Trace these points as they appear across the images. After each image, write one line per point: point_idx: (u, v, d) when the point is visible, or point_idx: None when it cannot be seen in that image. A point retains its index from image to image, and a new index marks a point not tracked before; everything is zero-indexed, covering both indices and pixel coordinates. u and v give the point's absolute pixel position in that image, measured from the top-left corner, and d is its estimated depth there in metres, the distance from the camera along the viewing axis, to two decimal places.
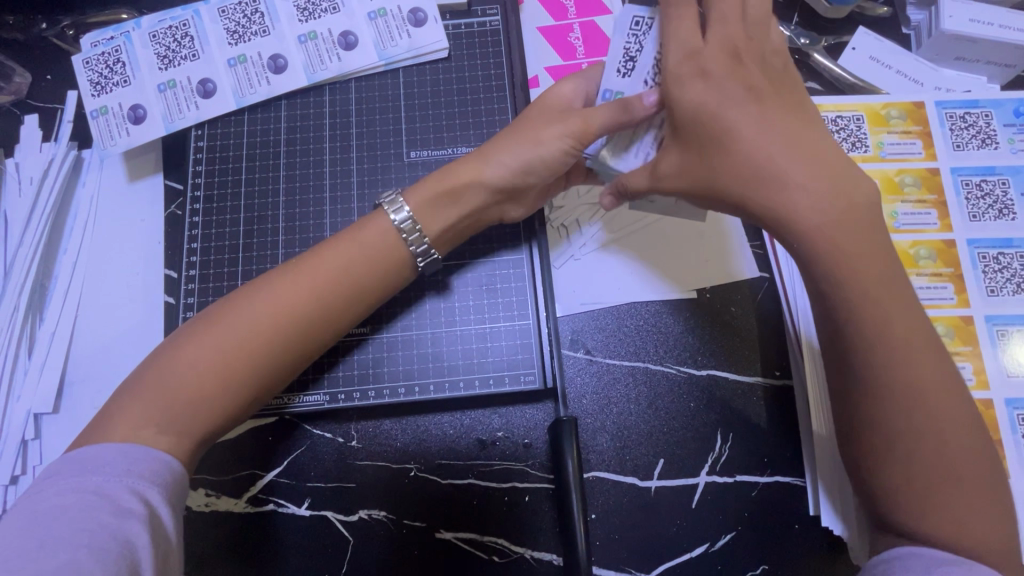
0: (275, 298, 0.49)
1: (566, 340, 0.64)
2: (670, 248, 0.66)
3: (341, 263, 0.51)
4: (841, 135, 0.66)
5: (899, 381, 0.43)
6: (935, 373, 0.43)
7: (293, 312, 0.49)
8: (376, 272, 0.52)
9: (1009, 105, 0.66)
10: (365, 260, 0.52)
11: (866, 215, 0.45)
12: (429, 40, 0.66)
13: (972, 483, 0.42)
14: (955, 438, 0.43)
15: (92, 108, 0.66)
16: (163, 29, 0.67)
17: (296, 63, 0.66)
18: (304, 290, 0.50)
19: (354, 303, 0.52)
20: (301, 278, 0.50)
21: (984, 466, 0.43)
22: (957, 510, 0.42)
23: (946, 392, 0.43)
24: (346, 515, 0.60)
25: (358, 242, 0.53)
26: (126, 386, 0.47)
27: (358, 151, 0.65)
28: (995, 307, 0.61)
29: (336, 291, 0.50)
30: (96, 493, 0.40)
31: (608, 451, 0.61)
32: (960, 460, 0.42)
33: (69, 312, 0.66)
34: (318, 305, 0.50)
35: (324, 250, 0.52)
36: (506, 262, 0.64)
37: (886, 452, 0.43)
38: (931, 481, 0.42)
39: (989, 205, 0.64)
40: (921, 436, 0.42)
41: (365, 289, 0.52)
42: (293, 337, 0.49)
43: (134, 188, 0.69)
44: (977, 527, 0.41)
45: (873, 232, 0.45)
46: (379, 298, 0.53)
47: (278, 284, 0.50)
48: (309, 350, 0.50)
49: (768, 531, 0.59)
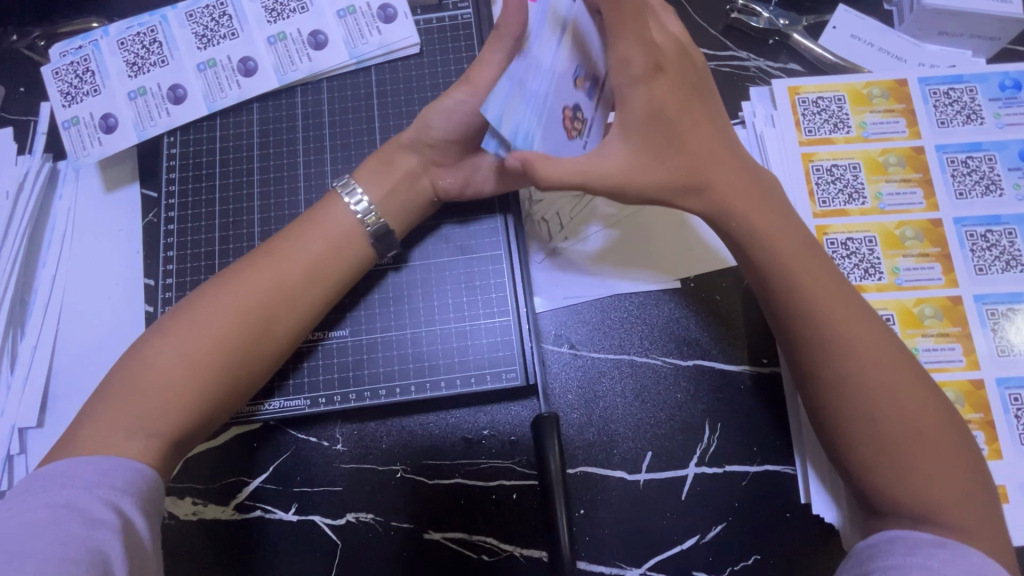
0: (240, 289, 0.50)
1: (550, 335, 0.64)
2: (649, 252, 0.65)
3: (297, 252, 0.52)
4: (823, 116, 0.65)
5: (851, 374, 0.47)
6: (879, 362, 0.47)
7: (252, 302, 0.50)
8: (337, 256, 0.53)
9: (994, 78, 0.65)
10: (323, 248, 0.53)
11: (798, 230, 0.52)
12: (400, 36, 0.65)
13: (938, 464, 0.45)
14: (908, 406, 0.46)
15: (64, 119, 0.65)
16: (131, 36, 0.66)
17: (266, 65, 0.65)
18: (261, 281, 0.50)
19: (318, 288, 0.53)
20: (262, 268, 0.51)
21: (942, 429, 0.46)
22: (926, 476, 0.45)
23: (897, 378, 0.47)
24: (333, 519, 0.60)
25: (317, 229, 0.54)
26: (97, 395, 0.46)
27: (333, 152, 0.65)
28: (985, 287, 0.60)
29: (299, 277, 0.52)
30: (67, 506, 0.40)
31: (595, 446, 0.61)
32: (922, 442, 0.45)
33: (50, 324, 0.65)
34: (283, 293, 0.51)
35: (283, 240, 0.53)
36: (484, 258, 0.63)
37: (841, 432, 0.47)
38: (896, 453, 0.45)
39: (976, 181, 0.63)
40: (877, 425, 0.46)
41: (326, 274, 0.53)
42: (261, 325, 0.50)
43: (111, 199, 0.69)
44: (948, 490, 0.44)
45: (806, 243, 0.51)
46: (343, 282, 0.54)
47: (240, 276, 0.51)
48: (279, 340, 0.51)
49: (759, 520, 0.59)
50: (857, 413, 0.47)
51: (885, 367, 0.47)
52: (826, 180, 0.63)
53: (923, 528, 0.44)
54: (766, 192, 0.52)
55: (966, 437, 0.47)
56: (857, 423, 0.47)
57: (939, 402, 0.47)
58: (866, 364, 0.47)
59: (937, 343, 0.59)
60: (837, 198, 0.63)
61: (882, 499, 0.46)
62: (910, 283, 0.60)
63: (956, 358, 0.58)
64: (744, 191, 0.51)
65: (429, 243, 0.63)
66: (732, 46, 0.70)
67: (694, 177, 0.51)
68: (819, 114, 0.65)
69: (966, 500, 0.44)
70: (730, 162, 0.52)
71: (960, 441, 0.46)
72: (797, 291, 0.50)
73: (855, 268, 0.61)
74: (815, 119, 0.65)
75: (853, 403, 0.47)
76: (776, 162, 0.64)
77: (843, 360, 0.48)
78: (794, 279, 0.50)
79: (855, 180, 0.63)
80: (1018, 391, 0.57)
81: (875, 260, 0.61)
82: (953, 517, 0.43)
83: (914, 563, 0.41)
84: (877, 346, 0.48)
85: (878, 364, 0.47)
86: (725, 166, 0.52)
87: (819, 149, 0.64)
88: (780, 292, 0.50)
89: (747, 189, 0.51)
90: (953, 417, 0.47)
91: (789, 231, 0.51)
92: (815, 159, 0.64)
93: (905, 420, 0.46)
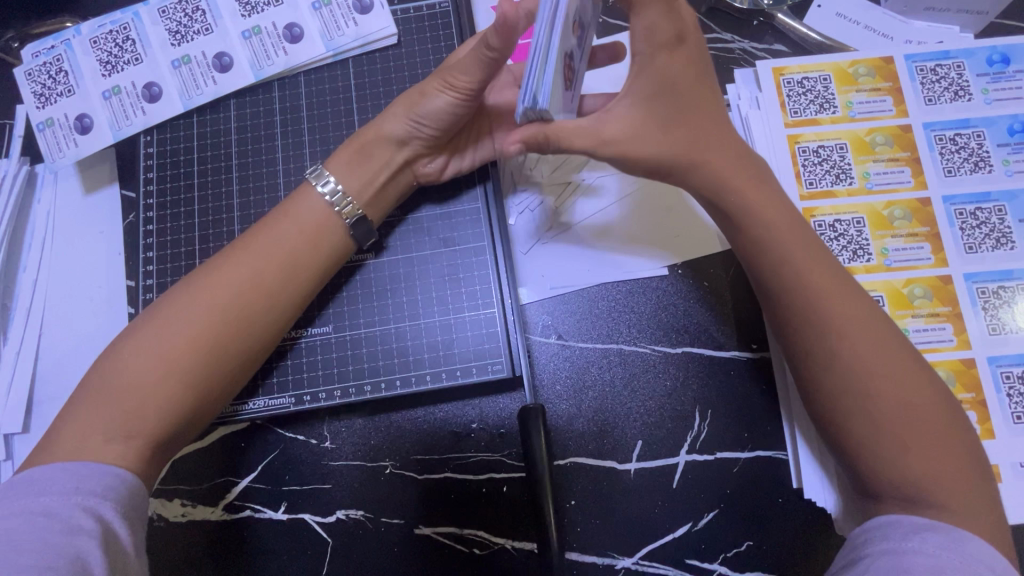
0: (218, 283, 0.49)
1: (538, 327, 0.63)
2: (647, 227, 0.65)
3: (274, 244, 0.52)
4: (809, 97, 0.64)
5: (841, 353, 0.47)
6: (869, 339, 0.47)
7: (229, 296, 0.49)
8: (315, 249, 0.53)
9: (982, 53, 0.64)
10: (301, 240, 0.52)
11: (785, 212, 0.51)
12: (376, 26, 0.64)
13: (933, 439, 0.44)
14: (900, 383, 0.46)
15: (38, 120, 0.64)
16: (103, 35, 0.65)
17: (241, 60, 0.64)
18: (239, 274, 0.50)
19: (298, 282, 0.52)
20: (241, 264, 0.50)
21: (934, 404, 0.45)
22: (919, 456, 0.44)
23: (890, 355, 0.46)
24: (323, 516, 0.59)
25: (294, 221, 0.53)
26: (75, 399, 0.46)
27: (312, 147, 0.64)
28: (975, 265, 0.59)
29: (277, 271, 0.51)
30: (44, 513, 0.39)
31: (585, 436, 0.60)
32: (914, 418, 0.45)
33: (33, 329, 0.65)
34: (261, 286, 0.50)
35: (261, 234, 0.52)
36: (467, 249, 0.62)
37: (834, 412, 0.47)
38: (888, 433, 0.45)
39: (965, 159, 0.62)
40: (869, 403, 0.45)
41: (305, 265, 0.52)
42: (240, 320, 0.49)
43: (91, 201, 0.68)
44: (941, 471, 0.44)
45: (793, 222, 0.51)
46: (322, 274, 0.54)
47: (218, 270, 0.50)
48: (261, 333, 0.50)
49: (752, 506, 0.58)
50: (849, 393, 0.46)
51: (875, 345, 0.47)
52: (813, 162, 0.62)
53: (918, 511, 0.43)
54: (751, 174, 0.51)
55: (959, 411, 0.47)
56: (849, 403, 0.46)
57: (932, 378, 0.47)
58: (858, 343, 0.47)
59: (927, 323, 0.58)
60: (825, 179, 0.62)
61: (875, 480, 0.45)
62: (899, 264, 0.60)
63: (947, 338, 0.58)
64: (728, 174, 0.51)
65: (412, 236, 0.62)
66: (716, 29, 0.68)
67: (680, 160, 0.50)
68: (804, 94, 0.64)
69: (959, 479, 0.43)
70: (715, 144, 0.51)
71: (952, 414, 0.46)
72: (786, 271, 0.49)
73: (843, 250, 0.60)
74: (801, 99, 0.64)
75: (846, 382, 0.46)
76: (761, 145, 0.63)
77: (834, 340, 0.47)
78: (783, 258, 0.49)
79: (842, 160, 0.62)
80: (1010, 369, 0.57)
81: (863, 242, 0.60)
82: (946, 497, 0.43)
83: (909, 548, 0.41)
84: (867, 324, 0.47)
85: (869, 343, 0.47)
86: (709, 149, 0.51)
87: (805, 130, 0.63)
88: (767, 272, 0.50)
89: (731, 172, 0.51)
90: (944, 389, 0.47)
91: (776, 214, 0.50)
92: (801, 141, 0.63)
93: (898, 399, 0.45)
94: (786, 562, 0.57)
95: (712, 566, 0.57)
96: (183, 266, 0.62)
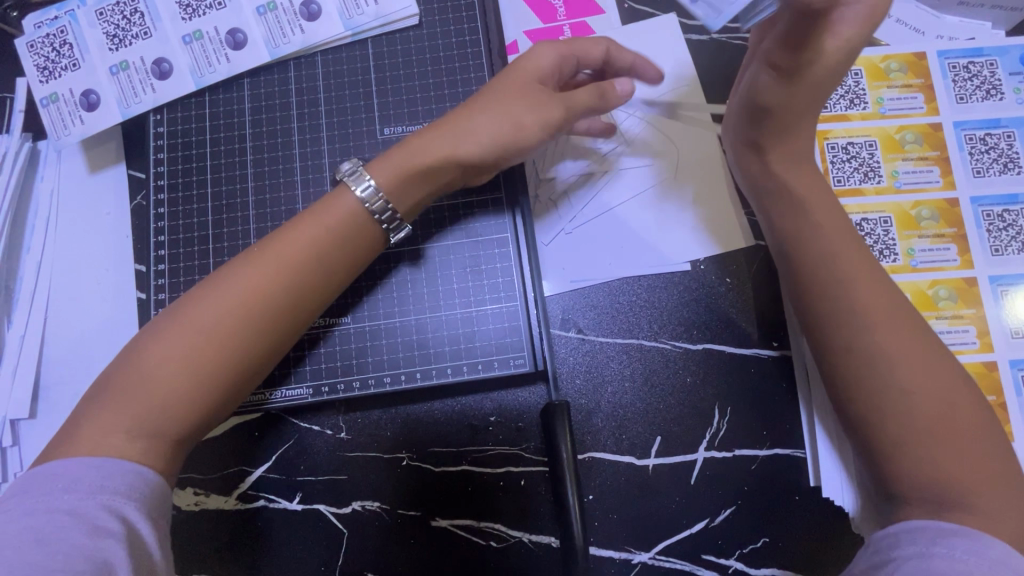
0: (245, 278, 0.47)
1: (557, 319, 0.62)
2: (662, 183, 0.65)
3: (304, 241, 0.49)
4: (839, 91, 0.63)
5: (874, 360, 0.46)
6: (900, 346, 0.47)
7: (257, 292, 0.47)
8: (345, 249, 0.51)
9: (1015, 51, 0.63)
10: (331, 237, 0.50)
11: None
12: (398, 5, 0.62)
13: (967, 445, 0.44)
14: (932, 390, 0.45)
15: (42, 95, 0.62)
16: (109, 6, 0.62)
17: (255, 37, 0.62)
18: (267, 271, 0.48)
19: (326, 281, 0.50)
20: (269, 258, 0.48)
21: (966, 410, 0.45)
22: (955, 461, 0.43)
23: (923, 363, 0.46)
24: (339, 507, 0.59)
25: (325, 219, 0.51)
26: (95, 393, 0.45)
27: (329, 129, 0.61)
28: (1000, 267, 0.59)
29: (307, 273, 0.49)
30: (69, 513, 0.38)
31: (605, 432, 0.60)
32: (947, 423, 0.44)
33: (38, 312, 0.63)
34: (289, 283, 0.48)
35: (292, 228, 0.50)
36: (490, 241, 0.61)
37: (866, 418, 0.46)
38: (925, 438, 0.44)
39: (994, 159, 0.61)
40: (902, 410, 0.45)
41: (332, 263, 0.50)
42: (267, 316, 0.47)
43: (96, 180, 0.65)
44: (973, 476, 0.43)
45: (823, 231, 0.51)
46: (351, 272, 0.52)
47: (246, 265, 0.48)
48: (286, 330, 0.49)
49: (769, 503, 0.58)
50: (881, 398, 0.46)
51: (907, 354, 0.46)
52: (841, 158, 0.61)
53: (941, 514, 0.42)
54: None
55: (990, 418, 0.46)
56: (880, 402, 0.46)
57: (963, 384, 0.46)
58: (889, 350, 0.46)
59: (951, 325, 0.58)
60: (853, 177, 0.61)
61: (897, 477, 0.45)
62: (922, 265, 0.59)
63: (969, 340, 0.58)
64: None
65: (434, 225, 0.61)
66: None
67: None
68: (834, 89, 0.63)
69: (994, 485, 0.43)
70: None
71: (984, 420, 0.45)
72: None
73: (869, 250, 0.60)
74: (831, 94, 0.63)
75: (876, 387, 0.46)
76: None
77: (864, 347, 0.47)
78: None
79: (871, 158, 0.62)
80: None
81: (890, 242, 0.60)
82: (978, 503, 0.42)
83: (934, 551, 0.40)
84: (898, 332, 0.47)
85: (902, 347, 0.47)
86: None
87: (834, 126, 0.62)
88: None
89: None
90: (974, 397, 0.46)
91: None
92: (829, 137, 0.62)
93: (934, 401, 0.45)
94: (801, 560, 0.57)
95: (727, 562, 0.58)
96: (198, 253, 0.60)
